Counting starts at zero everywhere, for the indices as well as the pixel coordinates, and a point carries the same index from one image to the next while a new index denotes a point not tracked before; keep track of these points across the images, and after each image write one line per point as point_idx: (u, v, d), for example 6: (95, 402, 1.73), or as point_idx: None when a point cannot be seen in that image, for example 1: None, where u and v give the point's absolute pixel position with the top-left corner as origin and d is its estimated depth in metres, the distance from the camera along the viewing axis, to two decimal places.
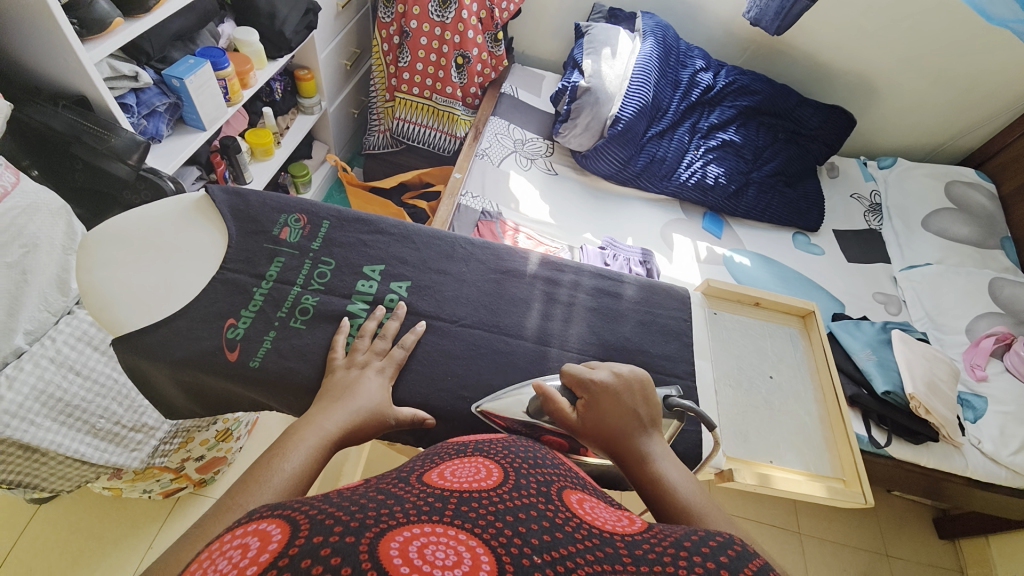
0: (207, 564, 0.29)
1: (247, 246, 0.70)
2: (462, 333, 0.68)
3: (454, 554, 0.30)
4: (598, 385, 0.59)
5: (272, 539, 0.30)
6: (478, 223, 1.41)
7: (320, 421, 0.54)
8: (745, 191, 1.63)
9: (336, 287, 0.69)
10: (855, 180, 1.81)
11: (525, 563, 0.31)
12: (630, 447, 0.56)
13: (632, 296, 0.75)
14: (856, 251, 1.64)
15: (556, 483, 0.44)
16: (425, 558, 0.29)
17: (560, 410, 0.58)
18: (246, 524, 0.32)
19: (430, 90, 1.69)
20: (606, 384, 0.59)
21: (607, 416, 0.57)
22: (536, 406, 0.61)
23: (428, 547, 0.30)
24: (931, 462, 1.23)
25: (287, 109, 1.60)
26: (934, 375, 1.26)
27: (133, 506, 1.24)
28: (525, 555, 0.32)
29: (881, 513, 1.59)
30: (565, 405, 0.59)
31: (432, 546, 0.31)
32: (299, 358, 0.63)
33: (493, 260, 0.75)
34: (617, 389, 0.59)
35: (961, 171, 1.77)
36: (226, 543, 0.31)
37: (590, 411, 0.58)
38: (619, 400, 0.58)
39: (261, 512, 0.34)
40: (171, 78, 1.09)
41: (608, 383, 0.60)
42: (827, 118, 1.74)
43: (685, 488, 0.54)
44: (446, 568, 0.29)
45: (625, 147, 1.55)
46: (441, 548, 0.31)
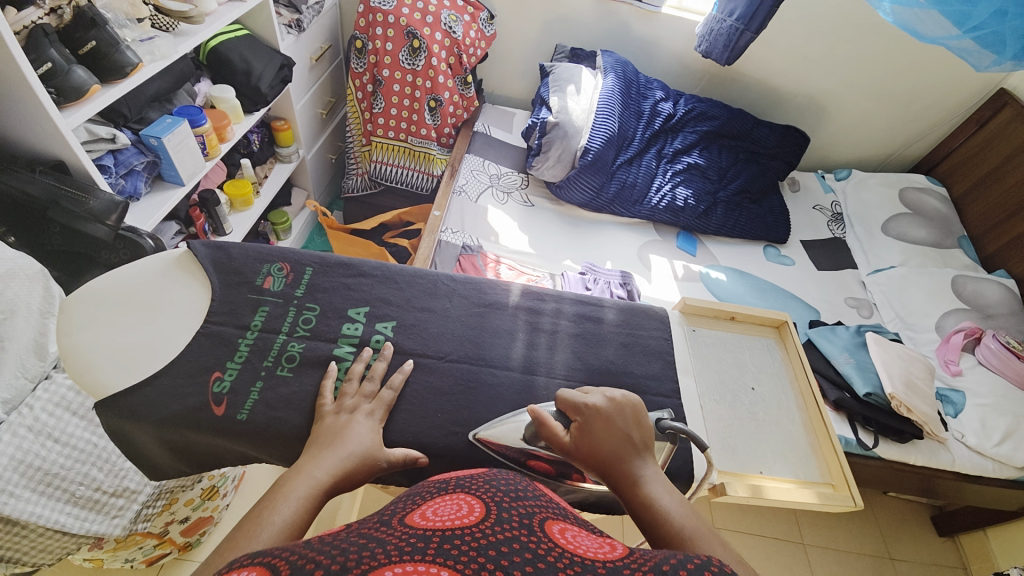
0: None
1: (230, 298, 0.70)
2: (449, 369, 0.69)
3: None
4: (591, 410, 0.60)
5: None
6: (459, 257, 1.43)
7: (310, 469, 0.53)
8: (714, 210, 1.70)
9: (322, 332, 0.69)
10: (815, 193, 1.92)
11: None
12: (623, 472, 0.57)
13: (613, 320, 0.78)
14: (825, 260, 1.72)
15: (538, 514, 0.45)
16: None
17: (555, 434, 0.59)
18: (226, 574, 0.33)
19: (406, 133, 1.75)
20: (598, 407, 0.60)
21: (600, 441, 0.58)
22: (532, 431, 0.62)
23: None
24: (919, 460, 1.26)
25: (265, 159, 1.63)
26: (911, 374, 1.30)
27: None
28: None
29: (880, 516, 1.60)
30: (559, 428, 0.60)
31: None
32: (288, 407, 0.62)
33: (475, 294, 0.77)
34: (610, 413, 0.60)
35: (912, 178, 1.88)
36: None
37: (584, 435, 0.59)
38: (610, 424, 0.59)
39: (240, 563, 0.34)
40: (149, 137, 1.11)
41: (601, 407, 0.61)
42: (782, 137, 1.85)
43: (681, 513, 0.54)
44: None
45: (597, 174, 1.61)
46: None
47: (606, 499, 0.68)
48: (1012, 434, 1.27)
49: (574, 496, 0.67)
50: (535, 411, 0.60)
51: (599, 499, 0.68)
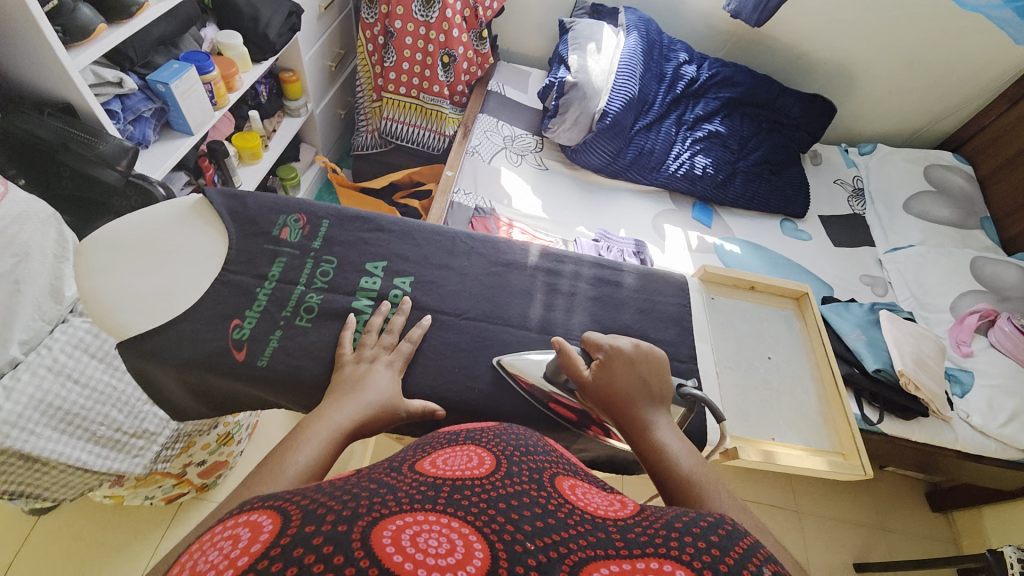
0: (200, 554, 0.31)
1: (247, 247, 0.69)
2: (467, 326, 0.68)
3: (447, 541, 0.33)
4: (615, 350, 0.61)
5: (264, 529, 0.31)
6: (472, 219, 1.40)
7: (331, 414, 0.54)
8: (733, 180, 1.66)
9: (340, 284, 0.68)
10: (837, 167, 1.86)
11: (517, 548, 0.33)
12: (634, 411, 0.57)
13: (631, 284, 0.76)
14: (842, 236, 1.69)
15: (549, 470, 0.47)
16: (417, 545, 0.32)
17: (574, 366, 0.61)
18: (239, 514, 0.34)
19: (418, 89, 1.69)
20: (623, 349, 0.61)
21: (619, 381, 0.58)
22: (554, 367, 0.63)
23: (420, 535, 0.33)
24: (921, 437, 1.27)
25: (273, 112, 1.59)
26: (922, 353, 1.29)
27: (135, 512, 1.23)
28: (517, 540, 0.34)
29: (875, 489, 1.63)
30: (581, 364, 0.61)
31: (424, 535, 0.33)
32: (307, 356, 0.63)
33: (493, 253, 0.75)
34: (633, 357, 0.61)
35: (938, 154, 1.82)
36: (217, 532, 0.33)
37: (603, 372, 0.60)
38: (632, 368, 0.60)
39: (254, 504, 0.35)
40: (157, 83, 1.08)
41: (626, 350, 0.61)
42: (808, 106, 1.77)
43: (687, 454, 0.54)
44: (439, 554, 0.31)
45: (614, 140, 1.56)
46: (434, 536, 0.33)
47: (618, 459, 0.69)
48: (1018, 415, 1.27)
49: (587, 454, 0.68)
50: (562, 340, 0.62)
51: (611, 457, 0.69)
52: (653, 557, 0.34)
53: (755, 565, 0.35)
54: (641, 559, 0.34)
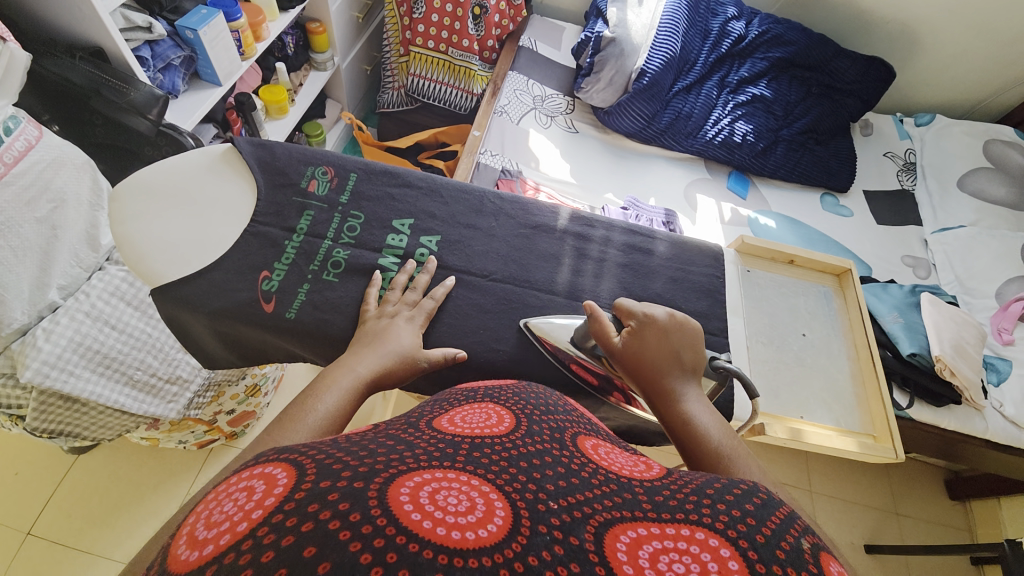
0: (216, 505, 0.32)
1: (276, 199, 0.69)
2: (492, 288, 0.67)
3: (467, 500, 0.33)
4: (649, 320, 0.59)
5: (278, 483, 0.32)
6: (497, 181, 1.36)
7: (352, 364, 0.54)
8: (774, 149, 1.57)
9: (367, 240, 0.68)
10: (890, 138, 1.74)
11: (540, 508, 0.33)
12: (666, 382, 0.56)
13: (663, 253, 0.73)
14: (887, 213, 1.59)
15: (570, 429, 0.47)
16: (436, 503, 0.32)
17: (604, 330, 0.59)
18: (257, 465, 0.35)
19: (446, 44, 1.64)
20: (657, 318, 0.59)
21: (650, 350, 0.57)
22: (582, 331, 0.62)
23: (440, 492, 0.33)
24: (951, 425, 1.23)
25: (300, 65, 1.56)
26: (962, 339, 1.24)
27: (171, 456, 1.32)
28: (540, 500, 0.34)
29: (892, 474, 1.61)
30: (612, 329, 0.60)
31: (444, 492, 0.33)
32: (333, 311, 0.63)
33: (522, 215, 0.72)
34: (668, 327, 0.59)
35: (1002, 128, 1.68)
36: (233, 484, 0.34)
37: (634, 340, 0.58)
38: (665, 338, 0.58)
39: (274, 455, 0.36)
40: (185, 29, 1.06)
41: (660, 319, 0.59)
42: (864, 70, 1.64)
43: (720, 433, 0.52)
44: (458, 512, 0.32)
45: (650, 102, 1.48)
46: (454, 494, 0.33)
47: (638, 427, 0.69)
48: None
49: (608, 421, 0.68)
50: (593, 304, 0.60)
51: (632, 426, 0.69)
52: (683, 525, 0.34)
53: (793, 537, 0.34)
54: (673, 525, 0.34)
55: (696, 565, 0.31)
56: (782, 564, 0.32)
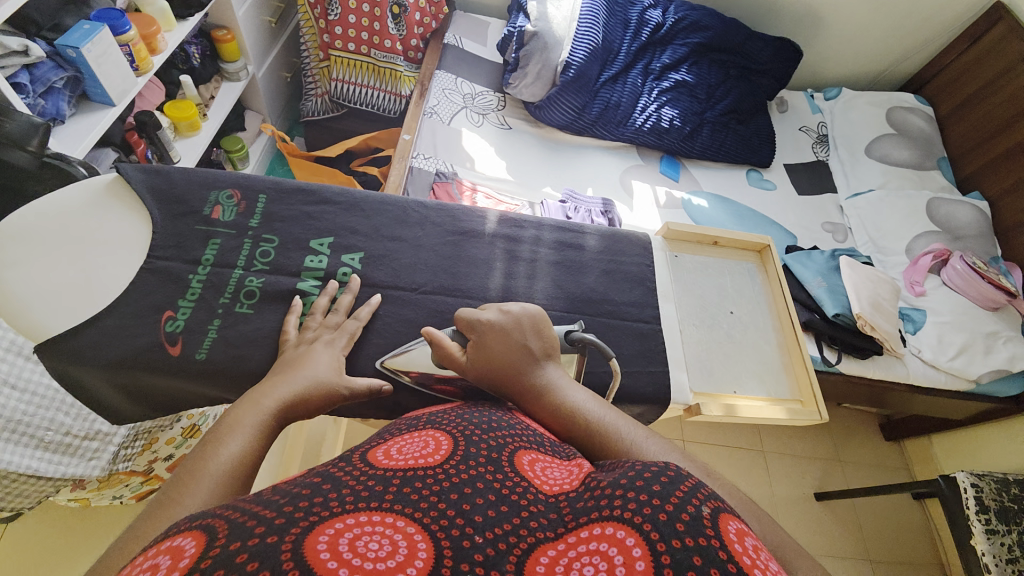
0: None
1: (177, 230, 0.64)
2: (424, 301, 0.65)
3: (388, 544, 0.32)
4: (484, 326, 0.58)
5: (186, 554, 0.30)
6: (432, 185, 1.33)
7: (263, 396, 0.50)
8: (700, 131, 1.63)
9: (283, 265, 0.64)
10: (803, 113, 1.85)
11: (463, 545, 0.34)
12: (520, 380, 0.55)
13: (594, 247, 0.74)
14: (806, 184, 1.70)
15: (510, 446, 0.47)
16: (356, 550, 0.31)
17: (450, 354, 0.58)
18: (166, 539, 0.33)
19: (368, 46, 1.58)
20: (491, 322, 0.58)
21: (493, 354, 0.56)
22: (437, 358, 0.60)
23: (361, 538, 0.32)
24: (876, 374, 1.34)
25: (209, 78, 1.46)
26: (877, 295, 1.35)
27: (104, 514, 1.22)
28: (465, 536, 0.34)
29: (833, 425, 1.74)
30: (455, 349, 0.58)
31: (365, 538, 0.32)
32: (250, 344, 0.60)
33: (449, 222, 0.71)
34: (504, 325, 0.58)
35: (901, 96, 1.82)
36: (140, 561, 0.32)
37: (479, 351, 0.57)
38: (505, 337, 0.57)
39: (181, 525, 0.34)
40: (66, 47, 0.96)
41: (494, 321, 0.58)
42: (776, 50, 1.73)
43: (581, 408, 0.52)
44: (378, 559, 0.31)
45: (578, 94, 1.50)
46: (375, 539, 0.33)
47: None
48: (966, 349, 1.35)
49: None
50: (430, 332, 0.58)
51: None
52: (597, 523, 0.36)
53: (694, 504, 0.36)
54: (586, 527, 0.37)
55: (603, 563, 0.34)
56: (681, 536, 0.34)
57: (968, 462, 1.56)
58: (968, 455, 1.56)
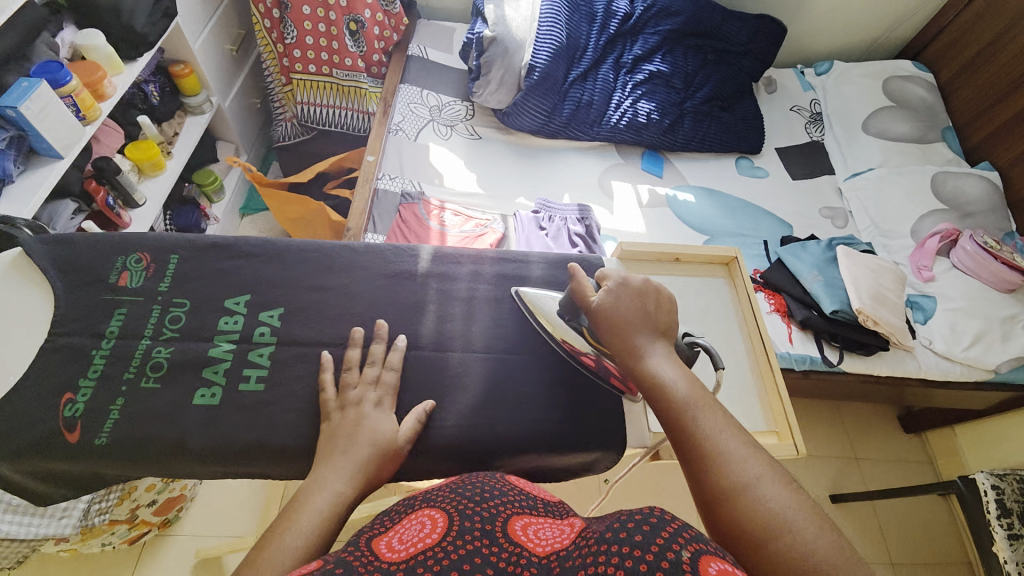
0: None
1: (81, 303, 0.61)
2: (350, 356, 0.61)
3: None
4: (624, 280, 0.59)
5: None
6: (399, 207, 1.29)
7: (325, 483, 0.50)
8: (681, 123, 1.55)
9: (194, 330, 0.61)
10: (793, 92, 1.75)
11: None
12: (634, 340, 0.56)
13: (539, 276, 0.70)
14: (801, 168, 1.60)
15: (503, 514, 0.48)
16: None
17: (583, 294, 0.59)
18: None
19: (329, 65, 1.53)
20: (631, 279, 0.59)
21: (623, 308, 0.57)
22: (567, 300, 0.62)
23: None
24: (883, 370, 1.25)
25: (171, 113, 1.44)
26: (880, 286, 1.25)
27: (97, 561, 1.20)
28: None
29: (847, 419, 1.65)
30: (589, 290, 0.59)
31: None
32: (156, 423, 0.56)
33: (379, 264, 0.67)
34: (642, 288, 0.59)
35: (897, 65, 1.70)
36: None
37: (611, 300, 0.58)
38: (639, 298, 0.58)
39: None
40: (4, 108, 0.94)
41: (634, 280, 0.59)
42: (756, 30, 1.63)
43: (681, 384, 0.54)
44: None
45: (546, 96, 1.44)
46: None
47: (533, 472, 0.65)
48: (982, 336, 1.24)
49: None
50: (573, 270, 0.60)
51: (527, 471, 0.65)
52: None
53: (673, 550, 0.38)
54: None
55: None
56: None
57: (993, 454, 1.45)
58: (996, 445, 1.45)
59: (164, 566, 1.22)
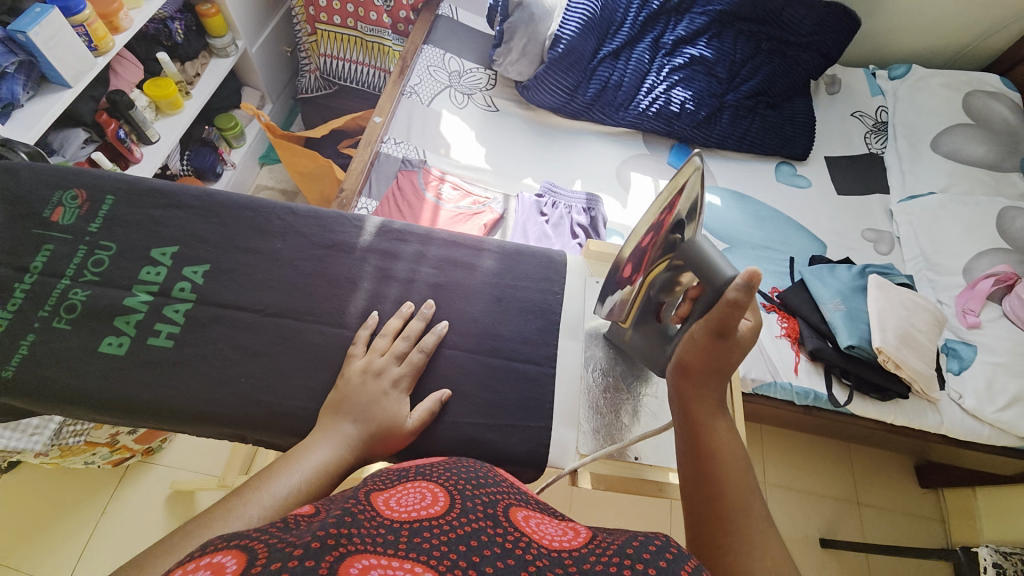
0: None
1: (12, 234, 0.62)
2: (267, 324, 0.60)
3: None
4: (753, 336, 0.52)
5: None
6: (397, 174, 1.25)
7: (312, 449, 0.50)
8: (718, 117, 1.41)
9: (115, 277, 0.61)
10: (858, 95, 1.55)
11: None
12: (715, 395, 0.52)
13: (490, 268, 0.68)
14: (849, 182, 1.43)
15: (502, 501, 0.39)
16: None
17: (719, 320, 0.49)
18: (197, 559, 0.27)
19: (353, 18, 1.49)
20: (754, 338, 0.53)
21: (733, 360, 0.51)
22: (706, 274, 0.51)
23: None
24: (897, 420, 1.12)
25: (195, 54, 1.44)
26: (910, 326, 1.11)
27: (84, 474, 1.28)
28: None
29: (854, 460, 1.52)
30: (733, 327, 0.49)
31: None
32: (60, 364, 0.56)
33: (318, 233, 0.66)
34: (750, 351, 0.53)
35: (984, 77, 1.48)
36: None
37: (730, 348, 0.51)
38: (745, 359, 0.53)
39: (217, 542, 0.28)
40: (15, 31, 0.94)
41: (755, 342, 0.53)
42: (821, 19, 1.45)
43: (743, 484, 0.50)
44: None
45: (569, 72, 1.34)
46: None
47: None
48: (1021, 399, 1.08)
49: None
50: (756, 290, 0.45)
51: None
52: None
53: None
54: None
55: None
56: None
57: (1014, 526, 1.29)
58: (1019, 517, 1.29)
59: (142, 489, 1.28)
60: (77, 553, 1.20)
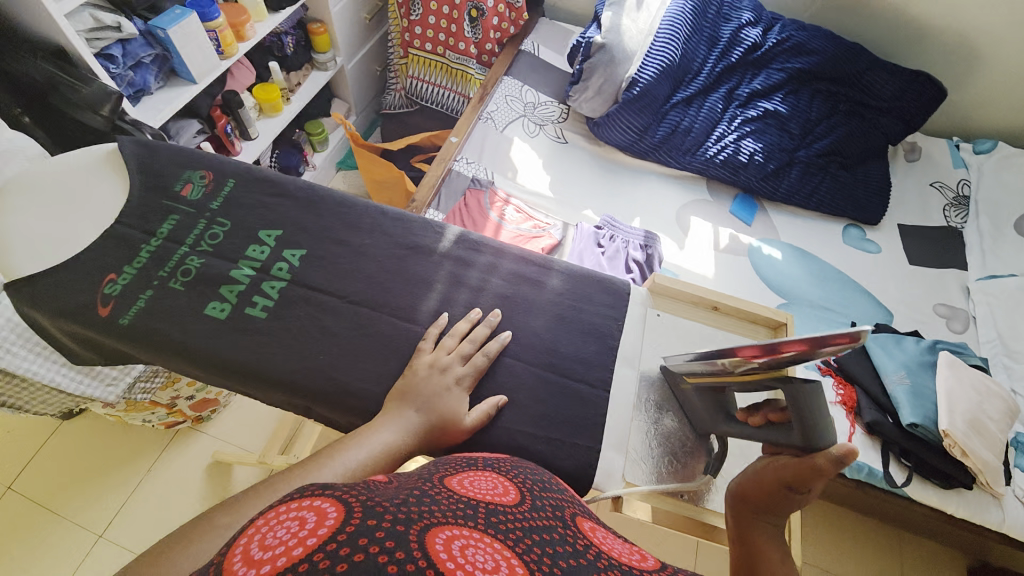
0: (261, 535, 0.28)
1: (147, 202, 0.72)
2: (346, 310, 0.65)
3: (493, 560, 0.29)
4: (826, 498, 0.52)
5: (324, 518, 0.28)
6: (466, 191, 1.31)
7: (379, 428, 0.54)
8: (787, 172, 1.40)
9: (224, 250, 0.68)
10: (940, 166, 1.50)
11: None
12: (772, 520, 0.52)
13: (556, 287, 0.70)
14: (923, 252, 1.37)
15: (567, 508, 0.41)
16: (468, 559, 0.28)
17: (793, 472, 0.51)
18: (299, 499, 0.31)
19: (443, 46, 1.62)
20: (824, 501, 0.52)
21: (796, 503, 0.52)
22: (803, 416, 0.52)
23: (469, 548, 0.29)
24: (959, 512, 1.03)
25: (299, 65, 1.59)
26: (981, 412, 1.03)
27: (139, 433, 1.37)
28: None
29: (905, 553, 1.39)
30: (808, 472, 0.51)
31: (473, 549, 0.29)
32: (167, 319, 0.63)
33: (401, 234, 0.71)
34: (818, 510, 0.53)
35: None
36: (281, 511, 0.30)
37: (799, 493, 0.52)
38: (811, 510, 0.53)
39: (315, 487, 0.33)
40: (156, 28, 1.09)
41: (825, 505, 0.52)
42: (905, 87, 1.43)
43: None
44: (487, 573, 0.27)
45: (641, 113, 1.39)
46: (482, 553, 0.29)
47: None
48: None
49: None
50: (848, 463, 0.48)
51: None
52: None
53: None
54: None
55: None
56: None
57: None
58: None
59: (186, 455, 1.35)
60: (119, 505, 1.28)
